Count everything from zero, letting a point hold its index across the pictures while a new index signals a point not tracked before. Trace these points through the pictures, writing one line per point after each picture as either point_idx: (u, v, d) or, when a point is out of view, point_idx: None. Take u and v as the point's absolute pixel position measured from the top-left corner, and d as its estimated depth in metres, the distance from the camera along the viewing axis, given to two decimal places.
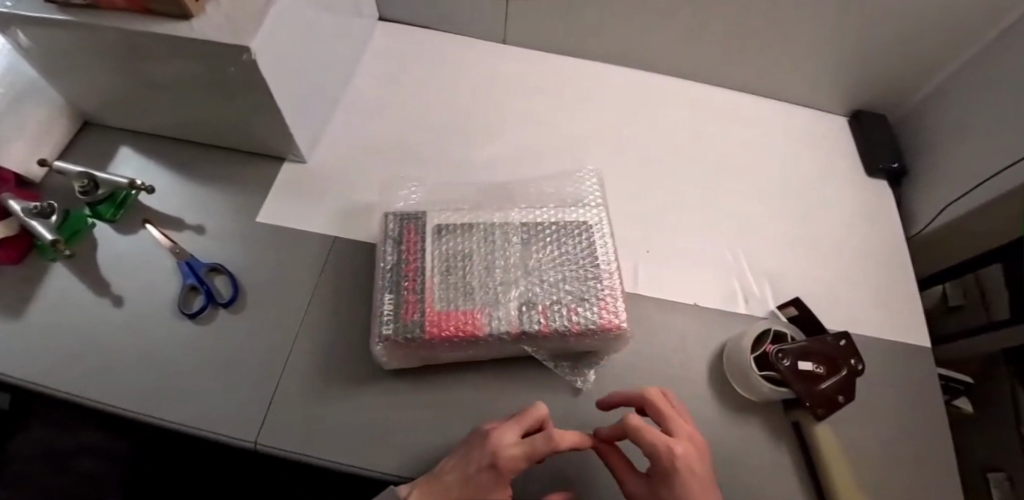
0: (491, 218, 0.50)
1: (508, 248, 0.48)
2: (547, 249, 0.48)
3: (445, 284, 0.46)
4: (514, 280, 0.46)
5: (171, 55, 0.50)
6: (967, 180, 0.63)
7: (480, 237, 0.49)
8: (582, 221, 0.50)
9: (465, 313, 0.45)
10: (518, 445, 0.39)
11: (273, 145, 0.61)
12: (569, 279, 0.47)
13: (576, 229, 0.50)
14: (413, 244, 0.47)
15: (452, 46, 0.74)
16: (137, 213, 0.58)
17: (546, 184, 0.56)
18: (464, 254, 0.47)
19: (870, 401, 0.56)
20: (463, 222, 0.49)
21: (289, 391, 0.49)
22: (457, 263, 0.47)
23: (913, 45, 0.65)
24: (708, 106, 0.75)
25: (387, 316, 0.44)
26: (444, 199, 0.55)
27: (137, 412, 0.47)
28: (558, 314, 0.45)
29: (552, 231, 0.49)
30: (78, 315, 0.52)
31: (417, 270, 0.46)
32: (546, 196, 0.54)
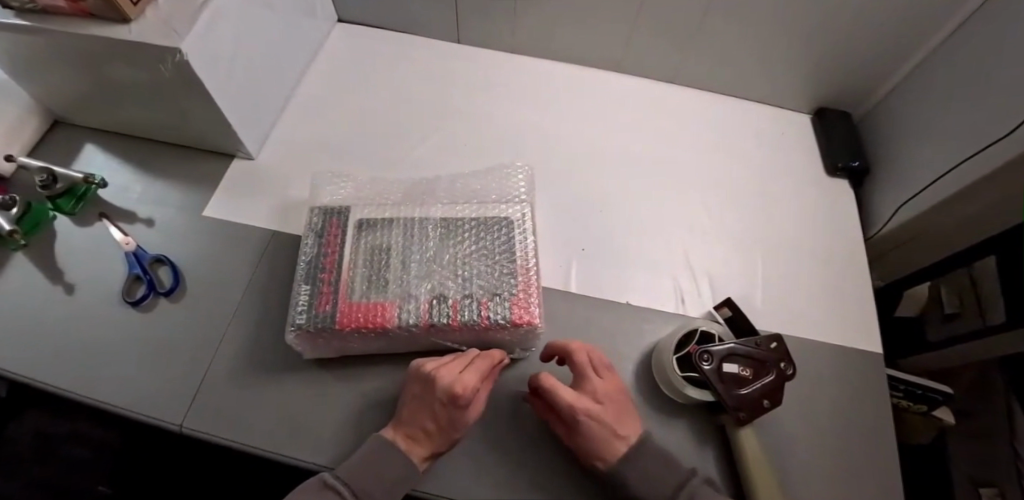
0: (413, 214, 0.51)
1: (428, 243, 0.49)
2: (465, 244, 0.49)
3: (360, 277, 0.47)
4: (430, 274, 0.47)
5: (117, 58, 0.53)
6: (922, 180, 0.61)
7: (401, 232, 0.50)
8: (503, 217, 0.51)
9: (377, 305, 0.45)
10: (470, 376, 0.43)
11: (223, 143, 0.63)
12: (483, 274, 0.47)
13: (496, 225, 0.50)
14: (334, 238, 0.49)
15: (407, 46, 0.76)
16: (95, 207, 0.62)
17: (478, 180, 0.57)
18: (382, 248, 0.49)
19: (808, 405, 0.54)
20: (385, 217, 0.51)
21: (217, 378, 0.51)
22: (375, 257, 0.48)
23: (870, 38, 0.63)
24: (663, 104, 0.74)
25: (301, 307, 0.45)
26: (374, 195, 0.56)
27: (74, 393, 0.50)
28: (468, 308, 0.45)
29: (472, 226, 0.50)
30: (32, 301, 0.56)
31: (335, 263, 0.48)
32: (474, 193, 0.55)
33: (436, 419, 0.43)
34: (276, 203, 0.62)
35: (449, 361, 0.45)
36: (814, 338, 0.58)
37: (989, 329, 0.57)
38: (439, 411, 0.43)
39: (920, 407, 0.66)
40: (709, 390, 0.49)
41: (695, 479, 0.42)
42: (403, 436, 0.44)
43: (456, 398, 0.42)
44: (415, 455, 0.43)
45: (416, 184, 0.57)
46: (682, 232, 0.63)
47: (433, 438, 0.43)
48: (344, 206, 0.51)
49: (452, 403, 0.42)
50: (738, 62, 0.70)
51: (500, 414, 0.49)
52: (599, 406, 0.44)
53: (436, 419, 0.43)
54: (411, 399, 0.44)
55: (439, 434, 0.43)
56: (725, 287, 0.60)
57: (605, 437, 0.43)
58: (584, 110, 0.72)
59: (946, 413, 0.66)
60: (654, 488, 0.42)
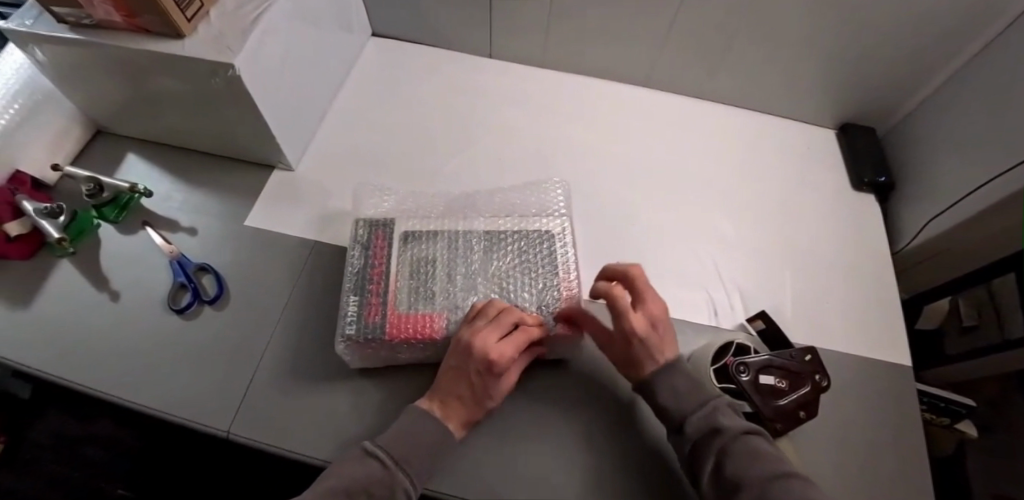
0: (457, 226, 0.52)
1: (473, 255, 0.51)
2: (509, 257, 0.51)
3: (408, 288, 0.48)
4: (476, 287, 0.49)
5: (167, 71, 0.54)
6: (950, 194, 0.62)
7: (445, 243, 0.51)
8: (545, 230, 0.53)
9: (425, 316, 0.47)
10: (510, 347, 0.42)
11: (264, 154, 0.65)
12: (527, 287, 0.49)
13: (538, 238, 0.52)
14: (380, 249, 0.50)
15: (439, 60, 0.78)
16: (138, 216, 0.63)
17: (516, 194, 0.59)
18: (428, 260, 0.50)
19: (841, 418, 0.55)
20: (429, 228, 0.52)
21: (261, 384, 0.52)
22: (421, 268, 0.49)
23: (895, 57, 0.64)
24: (690, 118, 0.76)
25: (351, 317, 0.46)
26: (413, 207, 0.58)
27: (121, 398, 0.51)
28: None
29: (515, 239, 0.52)
30: (79, 307, 0.57)
31: (382, 274, 0.49)
32: (513, 206, 0.57)
33: (470, 387, 0.42)
34: (316, 214, 0.63)
35: (483, 326, 0.43)
36: (844, 351, 0.59)
37: (1014, 345, 0.58)
38: (475, 380, 0.42)
39: (942, 420, 0.66)
40: (744, 401, 0.49)
41: (719, 399, 0.42)
42: (437, 404, 0.43)
43: (491, 367, 0.41)
44: (451, 423, 0.42)
45: (455, 199, 0.58)
46: (713, 245, 0.64)
47: (466, 407, 0.43)
48: (388, 218, 0.53)
49: (489, 372, 0.41)
50: (763, 78, 0.72)
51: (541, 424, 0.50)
52: (651, 330, 0.44)
53: (472, 387, 0.42)
54: (447, 368, 0.43)
55: (471, 402, 0.43)
56: (756, 299, 0.61)
57: (645, 355, 0.45)
58: (612, 124, 0.73)
59: (968, 426, 0.66)
60: (678, 404, 0.43)
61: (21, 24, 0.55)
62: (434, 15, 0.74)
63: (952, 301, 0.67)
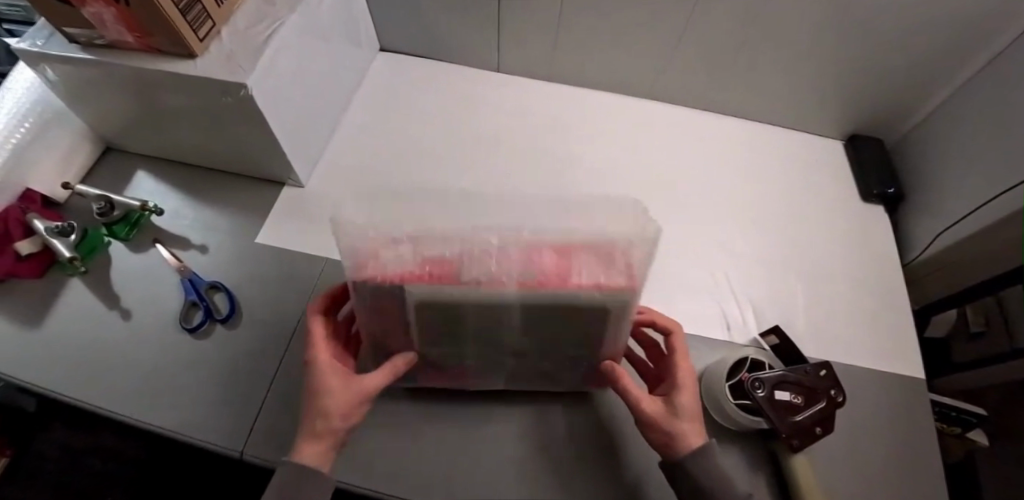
0: (479, 282, 0.42)
1: (492, 301, 0.43)
2: (548, 321, 0.45)
3: (431, 346, 0.47)
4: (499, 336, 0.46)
5: (179, 90, 0.54)
6: (959, 206, 0.62)
7: (465, 300, 0.43)
8: (602, 304, 0.43)
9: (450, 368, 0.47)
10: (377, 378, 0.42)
11: (274, 170, 0.65)
12: (564, 355, 0.48)
13: (589, 308, 0.43)
14: (390, 309, 0.44)
15: (447, 75, 0.79)
16: (148, 233, 0.63)
17: (556, 234, 0.43)
18: (447, 321, 0.44)
19: (857, 432, 0.55)
20: (439, 284, 0.42)
21: (274, 404, 0.52)
22: (442, 328, 0.45)
23: (902, 68, 0.65)
24: (698, 130, 0.76)
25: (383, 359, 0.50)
26: (414, 231, 0.44)
27: (134, 419, 0.51)
28: (542, 376, 0.51)
29: (558, 305, 0.43)
30: (90, 326, 0.57)
31: (400, 332, 0.45)
32: (557, 253, 0.43)
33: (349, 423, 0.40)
34: (327, 230, 0.64)
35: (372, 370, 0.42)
36: (857, 364, 0.59)
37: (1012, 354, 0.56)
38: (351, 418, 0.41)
39: (952, 429, 0.64)
40: (761, 418, 0.49)
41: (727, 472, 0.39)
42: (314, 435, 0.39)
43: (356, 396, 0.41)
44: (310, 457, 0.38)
45: (462, 244, 0.43)
46: (723, 258, 0.64)
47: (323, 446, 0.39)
48: (396, 241, 0.44)
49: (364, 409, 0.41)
50: (770, 91, 0.72)
51: None
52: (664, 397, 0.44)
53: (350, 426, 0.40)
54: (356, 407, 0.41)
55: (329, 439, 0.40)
56: (768, 313, 0.61)
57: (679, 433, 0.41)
58: (620, 137, 0.74)
59: (978, 435, 0.63)
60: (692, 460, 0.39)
61: (33, 44, 0.56)
62: (441, 30, 0.75)
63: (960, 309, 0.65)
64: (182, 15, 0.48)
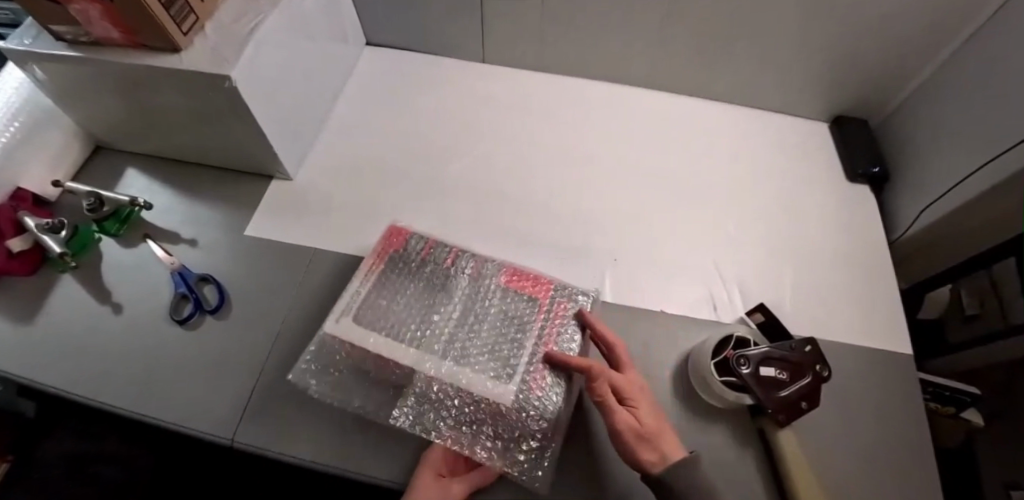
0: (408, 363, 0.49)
1: (441, 328, 0.52)
2: (445, 299, 0.55)
3: (486, 331, 0.53)
4: (489, 295, 0.55)
5: (166, 86, 0.55)
6: (942, 184, 0.62)
7: (431, 345, 0.51)
8: (422, 280, 0.56)
9: (531, 299, 0.55)
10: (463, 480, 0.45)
11: (262, 163, 0.66)
12: (465, 291, 0.56)
13: (439, 279, 0.56)
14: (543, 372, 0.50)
15: (434, 66, 0.79)
16: (138, 229, 0.64)
17: (373, 323, 0.52)
18: (463, 324, 0.53)
19: (845, 407, 0.55)
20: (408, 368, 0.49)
21: (263, 391, 0.52)
22: (495, 335, 0.52)
23: (884, 49, 0.65)
24: (683, 115, 0.77)
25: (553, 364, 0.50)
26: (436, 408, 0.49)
27: (125, 409, 0.52)
28: (516, 300, 0.55)
29: (421, 283, 0.56)
30: (82, 321, 0.57)
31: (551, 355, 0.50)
32: (379, 313, 0.53)
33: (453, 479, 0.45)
34: (316, 222, 0.64)
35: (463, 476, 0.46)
36: (844, 341, 0.59)
37: (1006, 333, 0.57)
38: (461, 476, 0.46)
39: (946, 410, 0.64)
40: (748, 393, 0.49)
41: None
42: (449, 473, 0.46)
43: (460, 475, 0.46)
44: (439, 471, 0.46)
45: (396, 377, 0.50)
46: (709, 240, 0.65)
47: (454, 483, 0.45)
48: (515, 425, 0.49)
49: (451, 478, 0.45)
50: (754, 75, 0.73)
51: None
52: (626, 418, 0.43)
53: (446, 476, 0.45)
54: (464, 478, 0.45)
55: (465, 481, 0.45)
56: (755, 293, 0.61)
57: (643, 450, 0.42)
58: (605, 124, 0.75)
59: (973, 414, 0.62)
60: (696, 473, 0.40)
61: (21, 43, 0.56)
62: (426, 22, 0.75)
63: (959, 292, 0.65)
64: (166, 9, 0.48)
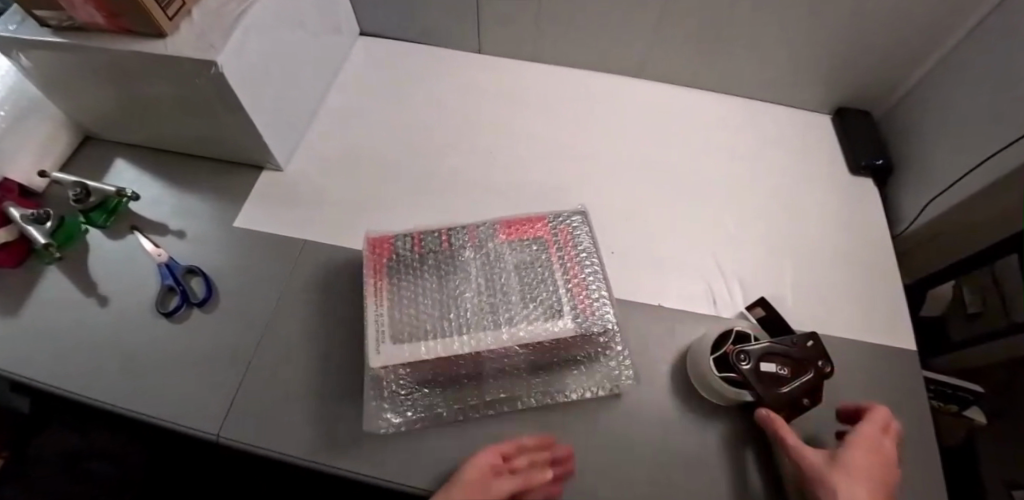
0: (470, 347, 0.45)
1: (478, 310, 0.48)
2: (467, 280, 0.51)
3: (522, 287, 0.50)
4: (498, 255, 0.52)
5: (151, 73, 0.54)
6: (945, 175, 0.61)
7: (482, 324, 0.47)
8: (431, 274, 0.51)
9: (536, 241, 0.53)
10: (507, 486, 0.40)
11: (252, 154, 0.65)
12: (478, 265, 0.52)
13: (448, 262, 0.52)
14: (587, 302, 0.49)
15: (429, 57, 0.78)
16: (126, 220, 0.62)
17: (409, 334, 0.46)
18: (501, 290, 0.50)
19: (846, 404, 0.53)
20: (470, 352, 0.45)
21: (250, 385, 0.51)
22: (528, 286, 0.50)
23: (887, 39, 0.64)
24: (682, 107, 0.75)
25: (593, 300, 0.49)
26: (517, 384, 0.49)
27: (109, 403, 0.50)
28: (523, 245, 0.53)
29: (433, 276, 0.51)
30: (66, 313, 0.56)
31: (583, 286, 0.50)
32: (411, 320, 0.47)
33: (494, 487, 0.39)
34: (306, 213, 0.63)
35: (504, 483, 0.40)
36: (846, 336, 0.58)
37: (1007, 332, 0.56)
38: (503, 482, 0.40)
39: (948, 408, 0.62)
40: (747, 389, 0.48)
41: None
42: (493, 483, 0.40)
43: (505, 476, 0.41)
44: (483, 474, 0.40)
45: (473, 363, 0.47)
46: (709, 232, 0.64)
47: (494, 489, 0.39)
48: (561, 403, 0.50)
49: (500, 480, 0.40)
50: (755, 66, 0.72)
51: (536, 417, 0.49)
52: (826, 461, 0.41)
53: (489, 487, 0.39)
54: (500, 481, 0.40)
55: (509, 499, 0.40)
56: (755, 286, 0.60)
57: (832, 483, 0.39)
58: (603, 115, 0.73)
59: (976, 413, 0.61)
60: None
61: (5, 29, 0.55)
62: (420, 11, 0.74)
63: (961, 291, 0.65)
64: None
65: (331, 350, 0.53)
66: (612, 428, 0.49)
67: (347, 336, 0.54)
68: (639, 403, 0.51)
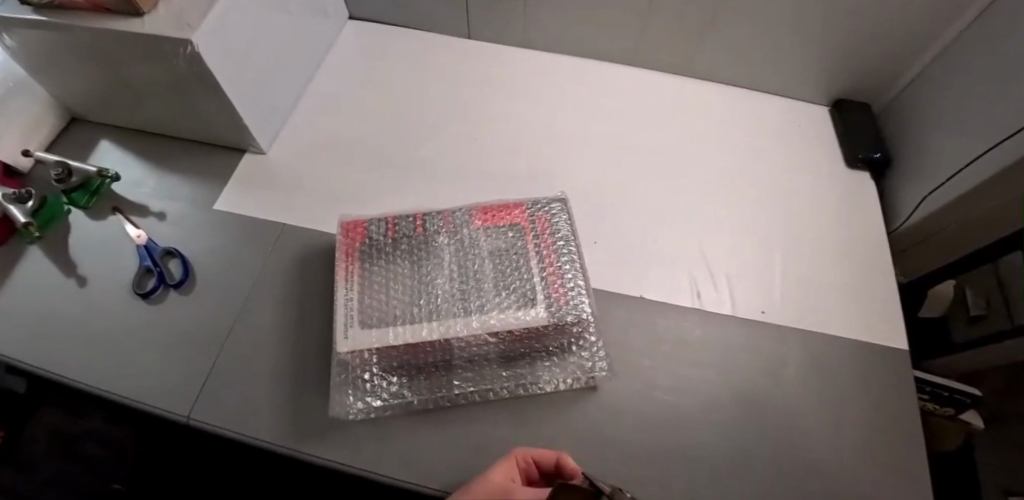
0: (438, 335, 0.45)
1: (449, 297, 0.47)
2: (440, 266, 0.50)
3: (497, 275, 0.49)
4: (473, 241, 0.52)
5: (130, 54, 0.53)
6: (944, 171, 0.59)
7: (452, 311, 0.46)
8: (403, 260, 0.50)
9: (513, 228, 0.52)
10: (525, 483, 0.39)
11: (234, 137, 0.64)
12: (452, 250, 0.51)
13: (422, 248, 0.51)
14: (562, 291, 0.48)
15: (417, 41, 0.77)
16: (108, 201, 0.62)
17: (376, 320, 0.45)
18: (474, 276, 0.49)
19: (832, 400, 0.51)
20: (437, 338, 0.45)
21: (222, 368, 0.50)
22: (502, 275, 0.49)
23: (888, 28, 0.61)
24: (674, 96, 0.74)
25: (571, 290, 0.48)
26: (488, 375, 0.48)
27: (82, 383, 0.50)
28: (499, 233, 0.52)
29: (407, 261, 0.50)
30: (45, 293, 0.56)
31: (559, 274, 0.49)
32: (380, 305, 0.46)
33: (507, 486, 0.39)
34: (287, 196, 0.62)
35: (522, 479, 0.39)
36: (836, 332, 0.56)
37: (1007, 333, 0.52)
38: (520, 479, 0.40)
39: (944, 410, 0.61)
40: None
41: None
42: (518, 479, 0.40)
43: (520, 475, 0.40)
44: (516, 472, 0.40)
45: (441, 351, 0.46)
46: (694, 223, 0.62)
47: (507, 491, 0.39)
48: (541, 395, 0.48)
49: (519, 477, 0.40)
50: (750, 55, 0.70)
51: (509, 406, 0.48)
52: None
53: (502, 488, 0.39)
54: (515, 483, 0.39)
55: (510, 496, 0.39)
56: (740, 280, 0.58)
57: None
58: (592, 103, 0.72)
59: (972, 417, 0.60)
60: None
61: None
62: None
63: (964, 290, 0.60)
64: None
65: (306, 334, 0.52)
66: (586, 420, 0.48)
67: (321, 321, 0.54)
68: (615, 396, 0.49)
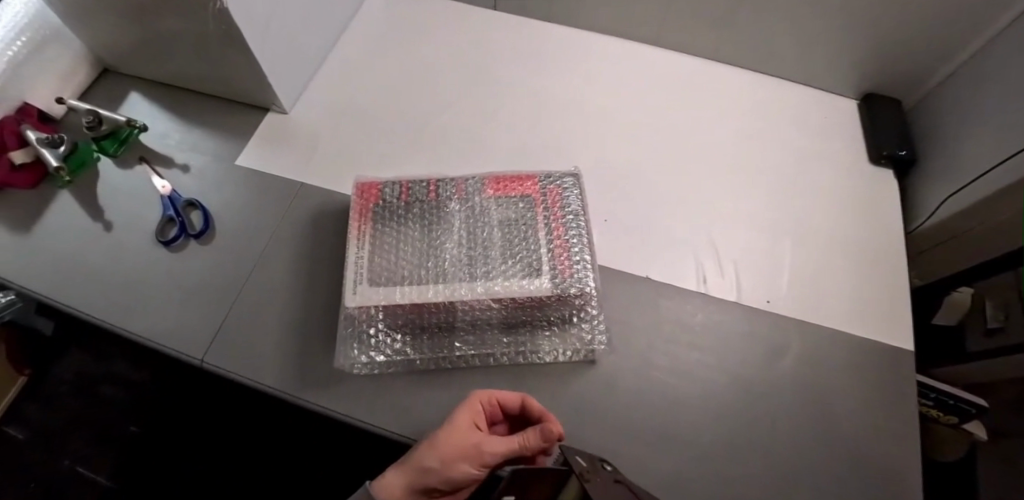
0: (442, 297, 0.46)
1: (456, 262, 0.48)
2: (450, 231, 0.51)
3: (504, 243, 0.50)
4: (484, 209, 0.52)
5: (160, 8, 0.54)
6: (969, 173, 0.57)
7: (458, 274, 0.47)
8: (415, 223, 0.51)
9: (524, 198, 0.53)
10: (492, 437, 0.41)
11: (259, 96, 0.65)
12: (462, 216, 0.52)
13: (433, 212, 0.52)
14: (567, 263, 0.48)
15: (442, 10, 0.77)
16: (136, 151, 0.64)
17: (384, 278, 0.47)
18: (482, 243, 0.50)
19: (831, 395, 0.51)
20: (442, 300, 0.46)
21: (236, 317, 0.52)
22: (510, 244, 0.49)
23: (926, 22, 0.59)
24: (699, 79, 0.72)
25: (576, 263, 0.49)
26: (489, 340, 0.49)
27: (106, 321, 0.53)
28: (510, 202, 0.53)
29: (418, 224, 0.51)
30: (75, 235, 0.59)
31: (566, 247, 0.49)
32: (389, 264, 0.48)
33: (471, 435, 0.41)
34: (305, 157, 0.64)
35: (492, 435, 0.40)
36: (841, 327, 0.56)
37: None
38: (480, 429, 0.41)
39: (948, 418, 0.59)
40: None
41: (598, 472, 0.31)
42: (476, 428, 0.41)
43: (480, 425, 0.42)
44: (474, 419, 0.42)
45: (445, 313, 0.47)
46: (708, 208, 0.62)
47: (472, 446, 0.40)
48: (539, 364, 0.50)
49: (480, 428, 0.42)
50: (780, 42, 0.68)
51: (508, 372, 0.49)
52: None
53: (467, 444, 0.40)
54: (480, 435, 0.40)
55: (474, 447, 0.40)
56: (749, 268, 0.58)
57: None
58: (614, 82, 0.71)
59: (976, 427, 0.59)
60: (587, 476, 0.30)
61: None
62: None
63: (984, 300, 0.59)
64: None
65: (317, 291, 0.54)
66: (583, 393, 0.49)
67: (332, 278, 0.55)
68: (613, 372, 0.50)
